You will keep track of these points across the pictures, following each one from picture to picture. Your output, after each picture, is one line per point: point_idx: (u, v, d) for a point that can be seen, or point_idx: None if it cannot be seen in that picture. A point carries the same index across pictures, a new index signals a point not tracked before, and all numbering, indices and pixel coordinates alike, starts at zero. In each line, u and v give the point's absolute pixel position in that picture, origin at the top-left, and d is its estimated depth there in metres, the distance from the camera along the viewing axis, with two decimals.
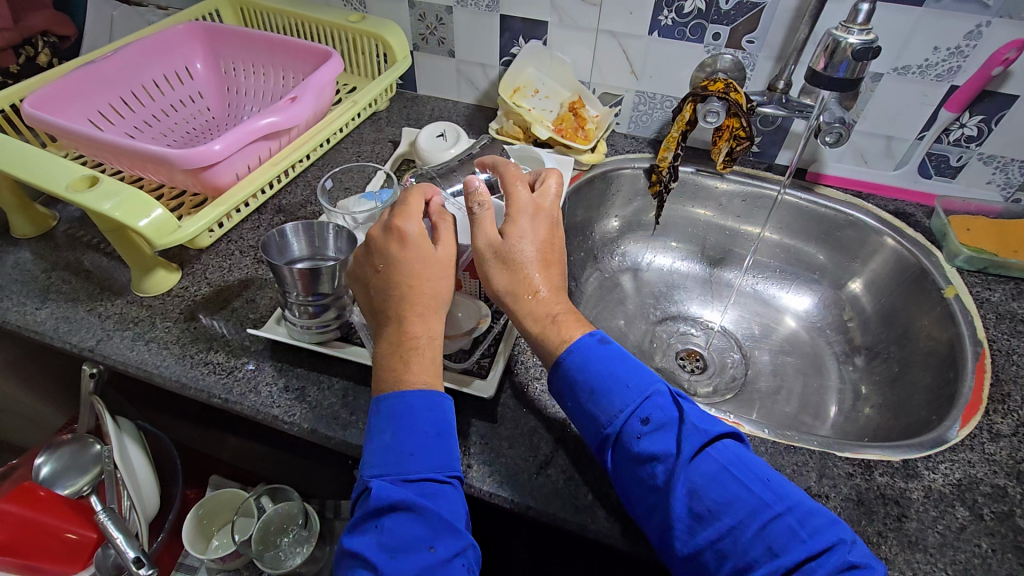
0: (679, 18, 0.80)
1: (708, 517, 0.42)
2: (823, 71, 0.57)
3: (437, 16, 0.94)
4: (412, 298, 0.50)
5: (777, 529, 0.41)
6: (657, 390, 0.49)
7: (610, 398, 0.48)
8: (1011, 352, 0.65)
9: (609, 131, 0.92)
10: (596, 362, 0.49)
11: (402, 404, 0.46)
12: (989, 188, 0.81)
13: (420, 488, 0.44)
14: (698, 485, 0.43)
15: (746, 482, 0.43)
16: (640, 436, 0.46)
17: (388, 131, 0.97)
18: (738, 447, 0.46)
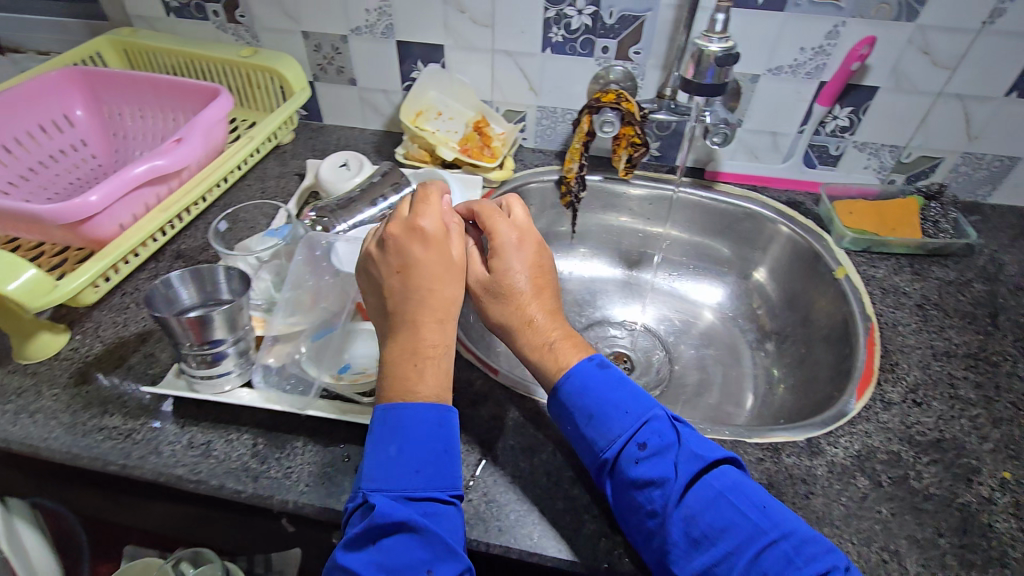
0: (568, 34, 0.83)
1: (704, 543, 0.43)
2: (694, 78, 0.60)
3: (332, 46, 0.93)
4: (414, 312, 0.52)
5: (770, 557, 0.42)
6: (654, 415, 0.50)
7: (608, 424, 0.50)
8: (896, 324, 0.69)
9: (515, 147, 0.94)
10: (594, 387, 0.51)
11: (405, 416, 0.48)
12: (866, 172, 0.87)
13: (419, 505, 0.45)
14: (695, 509, 0.45)
15: (740, 509, 0.44)
16: (636, 461, 0.47)
17: (294, 164, 0.95)
18: (735, 472, 0.47)
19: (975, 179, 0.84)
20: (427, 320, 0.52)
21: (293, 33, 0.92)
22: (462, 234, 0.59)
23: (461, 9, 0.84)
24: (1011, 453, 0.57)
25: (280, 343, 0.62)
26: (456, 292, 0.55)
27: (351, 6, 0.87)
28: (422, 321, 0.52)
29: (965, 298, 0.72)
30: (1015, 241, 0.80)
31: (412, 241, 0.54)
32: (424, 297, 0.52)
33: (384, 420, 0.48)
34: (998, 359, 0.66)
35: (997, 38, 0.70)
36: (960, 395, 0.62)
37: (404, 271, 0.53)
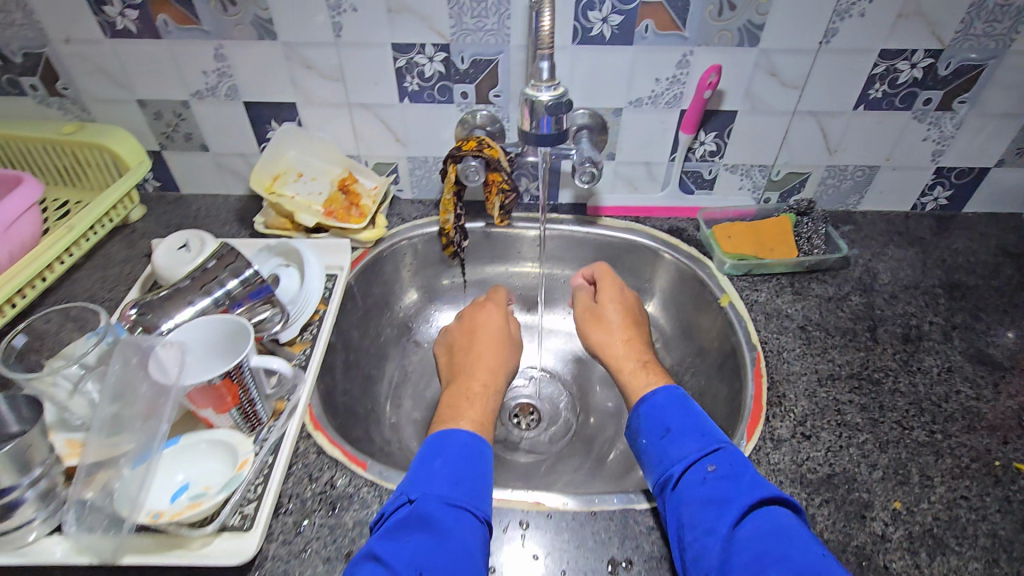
0: (424, 82, 0.78)
1: (752, 566, 0.45)
2: (530, 128, 0.63)
3: (174, 112, 0.85)
4: (486, 355, 0.73)
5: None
6: (728, 447, 0.54)
7: (683, 443, 0.55)
8: (781, 350, 0.68)
9: (388, 200, 0.89)
10: (668, 415, 0.59)
11: (454, 440, 0.57)
12: (741, 193, 0.87)
13: (455, 512, 0.51)
14: (752, 534, 0.47)
15: (797, 545, 0.45)
16: (704, 479, 0.52)
17: (144, 244, 0.86)
18: (796, 519, 0.48)
19: (842, 190, 0.86)
20: (482, 372, 0.70)
21: (126, 101, 0.83)
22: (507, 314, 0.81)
23: (307, 64, 0.78)
24: (901, 479, 0.55)
25: (99, 473, 0.52)
26: (506, 347, 0.75)
27: (185, 69, 0.80)
28: (477, 372, 0.70)
29: (844, 313, 0.72)
30: (886, 248, 0.82)
31: (492, 314, 0.79)
32: (474, 356, 0.73)
33: (447, 438, 0.58)
34: (879, 376, 0.65)
35: (836, 55, 0.71)
36: (847, 420, 0.60)
37: (471, 335, 0.76)
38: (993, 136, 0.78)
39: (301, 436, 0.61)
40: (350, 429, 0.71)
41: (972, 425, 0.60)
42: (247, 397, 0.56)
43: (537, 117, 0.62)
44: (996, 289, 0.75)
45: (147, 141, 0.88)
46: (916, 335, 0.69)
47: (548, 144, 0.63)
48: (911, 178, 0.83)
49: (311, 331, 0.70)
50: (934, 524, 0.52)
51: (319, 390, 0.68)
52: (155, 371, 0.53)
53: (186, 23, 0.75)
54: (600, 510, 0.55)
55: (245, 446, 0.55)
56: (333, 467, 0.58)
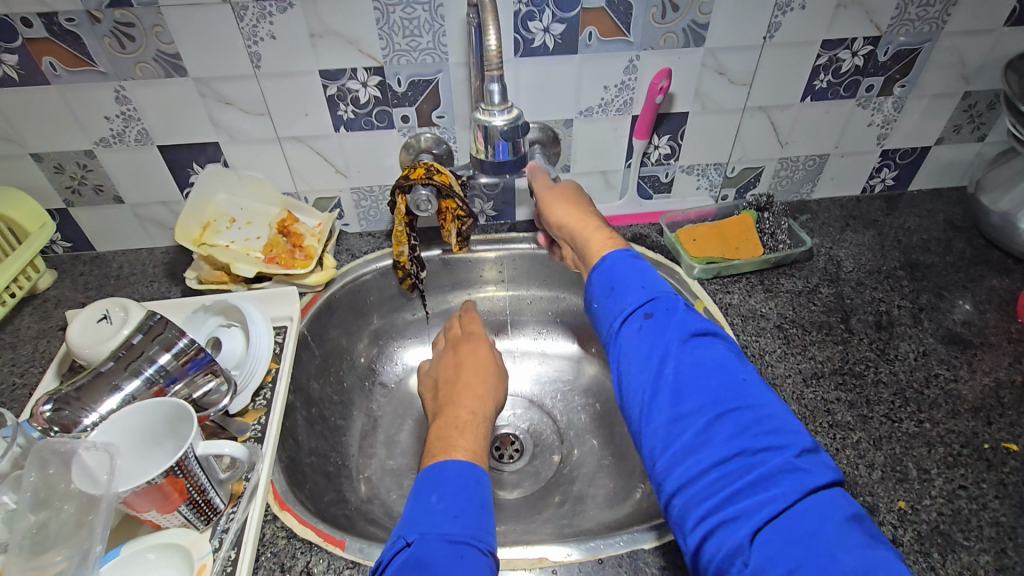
0: (359, 109, 0.73)
1: (671, 402, 0.46)
2: (486, 155, 0.59)
3: (77, 163, 0.75)
4: (472, 383, 0.66)
5: (727, 420, 0.43)
6: (667, 294, 0.53)
7: (624, 296, 0.53)
8: (763, 354, 0.66)
9: (334, 237, 0.83)
10: (617, 270, 0.55)
11: (450, 470, 0.51)
12: (699, 193, 0.86)
13: (458, 548, 0.45)
14: (678, 369, 0.47)
15: (718, 379, 0.46)
16: (640, 327, 0.51)
17: (59, 315, 0.76)
18: (727, 354, 0.48)
19: (795, 180, 0.86)
20: (467, 400, 0.63)
21: (18, 157, 0.73)
22: (480, 343, 0.73)
23: (225, 99, 0.71)
24: (900, 476, 0.54)
25: None
26: (487, 375, 0.67)
27: (85, 116, 0.71)
28: (465, 400, 0.63)
29: (817, 307, 0.71)
30: (844, 233, 0.82)
31: (477, 346, 0.72)
32: (457, 383, 0.66)
33: (443, 468, 0.52)
34: (861, 368, 0.64)
35: (780, 49, 0.71)
36: (838, 420, 0.59)
37: (457, 366, 0.69)
38: (931, 115, 0.79)
39: (266, 519, 0.54)
40: (321, 496, 0.65)
41: (956, 409, 0.60)
42: (196, 487, 0.48)
43: (492, 142, 0.58)
44: (952, 265, 0.77)
45: (49, 199, 0.78)
46: (888, 321, 0.69)
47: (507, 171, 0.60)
48: (859, 162, 0.84)
49: (264, 395, 0.63)
50: (940, 520, 0.51)
51: (281, 461, 0.61)
52: (81, 484, 0.46)
53: (79, 65, 0.66)
54: (609, 556, 0.51)
55: (200, 547, 0.49)
56: (307, 551, 0.52)
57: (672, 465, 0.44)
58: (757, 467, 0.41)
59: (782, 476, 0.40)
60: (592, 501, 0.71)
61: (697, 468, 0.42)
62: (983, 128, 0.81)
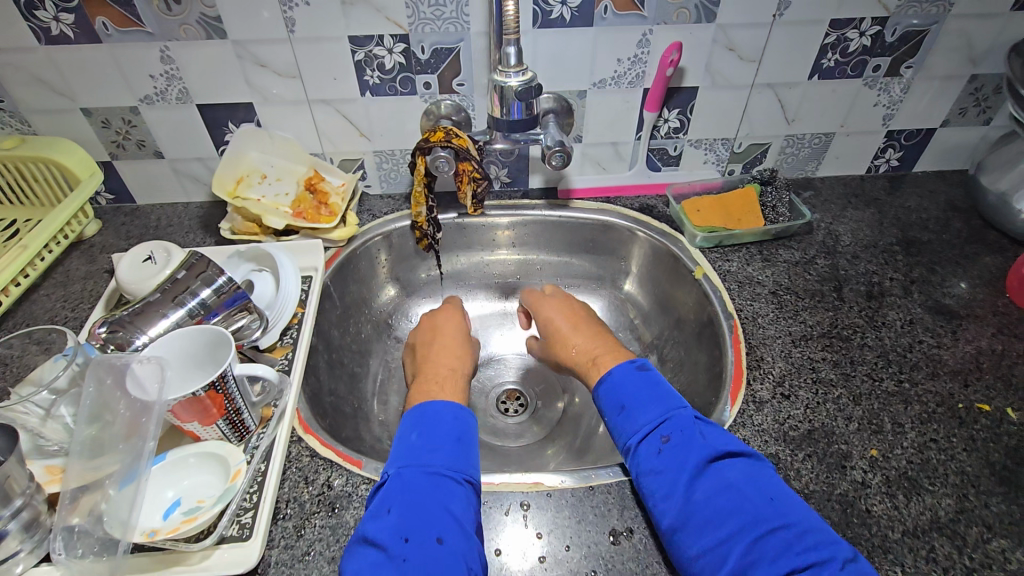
0: (385, 75, 0.77)
1: (710, 526, 0.47)
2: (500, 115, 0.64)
3: (123, 119, 0.81)
4: (445, 345, 0.72)
5: (772, 540, 0.45)
6: (678, 413, 0.56)
7: (637, 417, 0.57)
8: (756, 316, 0.70)
9: (357, 197, 0.87)
10: (624, 386, 0.60)
11: (430, 411, 0.57)
12: (707, 166, 0.89)
13: (437, 478, 0.51)
14: (709, 493, 0.49)
15: (749, 497, 0.48)
16: (659, 451, 0.53)
17: (104, 259, 0.82)
18: (750, 467, 0.51)
19: (801, 158, 0.89)
20: (445, 361, 0.69)
21: (70, 111, 0.79)
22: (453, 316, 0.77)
23: (261, 62, 0.76)
24: (875, 428, 0.59)
25: (85, 497, 0.50)
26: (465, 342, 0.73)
27: (132, 74, 0.76)
28: (442, 360, 0.69)
29: (812, 276, 0.75)
30: (845, 210, 0.85)
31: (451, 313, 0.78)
32: (432, 346, 0.72)
33: (415, 411, 0.58)
34: (849, 333, 0.68)
35: (789, 28, 0.73)
36: (822, 377, 0.63)
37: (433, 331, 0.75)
38: (937, 97, 0.81)
39: (292, 440, 0.60)
40: (340, 430, 0.71)
41: (936, 372, 0.63)
42: (233, 407, 0.55)
43: (507, 103, 0.64)
44: (948, 242, 0.80)
45: (96, 151, 0.84)
46: (879, 292, 0.73)
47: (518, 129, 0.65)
48: (863, 142, 0.87)
49: (291, 334, 0.69)
50: (908, 467, 0.55)
51: (305, 393, 0.67)
52: (132, 390, 0.52)
53: (129, 25, 0.71)
54: (599, 484, 0.56)
55: (236, 456, 0.54)
56: (328, 468, 0.57)
57: None
58: None
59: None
60: (589, 450, 0.76)
61: None
62: (988, 111, 0.83)
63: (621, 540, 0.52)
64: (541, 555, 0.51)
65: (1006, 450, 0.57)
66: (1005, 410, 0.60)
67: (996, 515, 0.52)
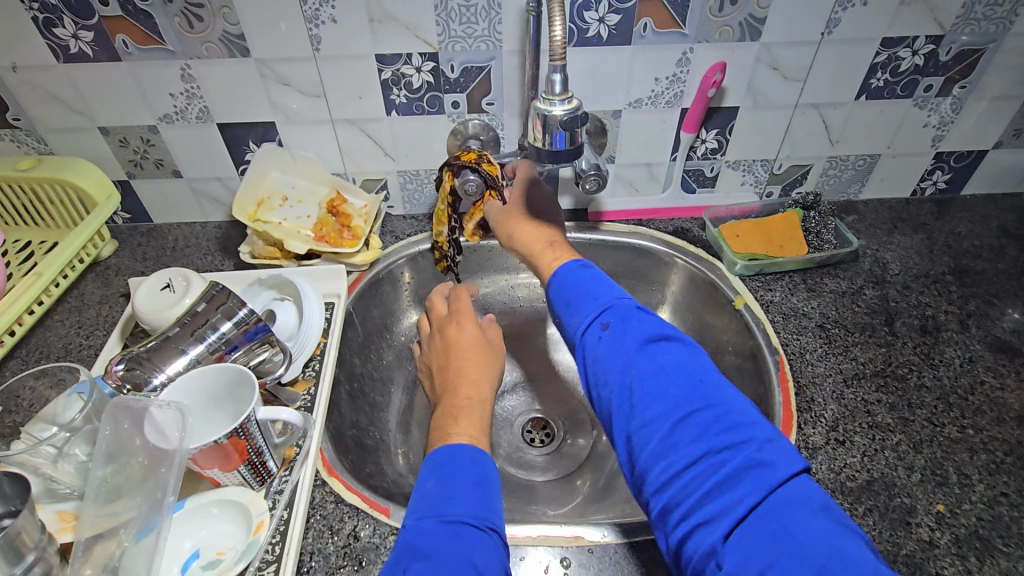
0: (412, 94, 0.74)
1: (639, 408, 0.46)
2: (544, 144, 0.59)
3: (141, 138, 0.78)
4: (464, 364, 0.66)
5: (694, 420, 0.44)
6: (620, 302, 0.53)
7: (581, 311, 0.54)
8: (803, 352, 0.66)
9: (381, 219, 0.84)
10: (570, 283, 0.56)
11: (447, 456, 0.53)
12: (744, 188, 0.85)
13: (457, 528, 0.47)
14: (639, 376, 0.47)
15: (679, 379, 0.46)
16: (599, 338, 0.51)
17: (120, 282, 0.80)
18: (685, 353, 0.49)
19: (843, 180, 0.85)
20: (462, 384, 0.63)
21: (87, 130, 0.77)
22: (466, 322, 0.71)
23: (284, 81, 0.73)
24: (940, 480, 0.54)
25: (97, 546, 0.48)
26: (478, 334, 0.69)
27: (152, 93, 0.74)
28: (459, 384, 0.63)
29: (861, 308, 0.71)
30: (892, 236, 0.81)
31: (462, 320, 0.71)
32: (451, 369, 0.66)
33: (433, 457, 0.53)
34: (904, 371, 0.64)
35: (838, 46, 0.69)
36: (878, 421, 0.59)
37: (447, 351, 0.69)
38: (991, 118, 0.77)
39: (315, 484, 0.56)
40: (363, 467, 0.67)
41: (1001, 417, 0.59)
42: (255, 450, 0.51)
43: (551, 131, 0.59)
44: (1004, 272, 0.75)
45: (113, 170, 0.82)
46: (934, 326, 0.68)
47: (565, 159, 0.60)
48: (911, 164, 0.83)
49: (314, 367, 0.65)
50: (979, 525, 0.51)
51: (328, 430, 0.64)
52: (153, 438, 0.49)
53: (149, 43, 0.69)
54: (644, 539, 0.52)
55: (257, 504, 0.51)
56: (354, 515, 0.54)
57: (646, 466, 0.44)
58: (724, 466, 0.41)
59: (745, 473, 0.40)
60: (623, 488, 0.73)
61: (670, 470, 0.42)
62: None
63: None
64: None
65: None
66: None
67: None
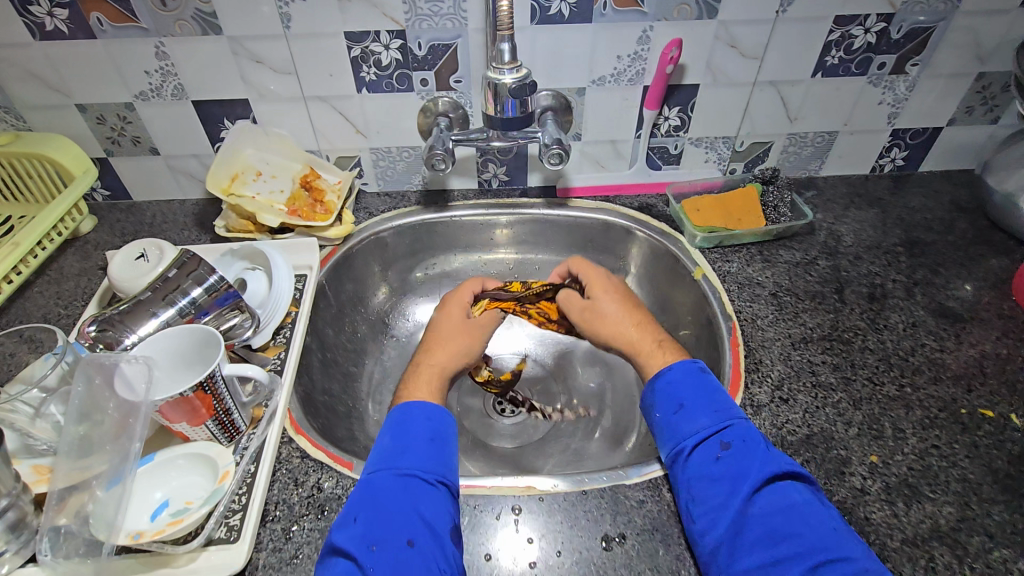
0: (381, 71, 0.76)
1: (763, 544, 0.45)
2: (495, 112, 0.65)
3: (118, 116, 0.80)
4: (441, 343, 0.67)
5: (827, 572, 0.42)
6: (741, 424, 0.53)
7: (696, 417, 0.53)
8: (755, 318, 0.69)
9: (354, 194, 0.87)
10: (683, 385, 0.56)
11: (404, 414, 0.56)
12: (708, 165, 0.88)
13: (406, 480, 0.50)
14: (765, 511, 0.46)
15: (811, 525, 0.45)
16: (718, 457, 0.50)
17: (99, 257, 0.82)
18: (813, 495, 0.48)
19: (803, 157, 0.88)
20: (429, 353, 0.66)
21: (65, 107, 0.79)
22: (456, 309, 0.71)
23: (256, 58, 0.75)
24: (875, 433, 0.57)
25: (72, 498, 0.49)
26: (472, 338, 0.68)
27: (127, 70, 0.75)
28: (430, 354, 0.66)
29: (813, 277, 0.74)
30: (848, 210, 0.84)
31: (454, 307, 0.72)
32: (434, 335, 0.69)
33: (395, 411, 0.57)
34: (850, 335, 0.67)
35: (792, 25, 0.72)
36: (822, 381, 0.62)
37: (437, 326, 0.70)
38: (944, 95, 0.80)
39: (282, 441, 0.59)
40: (333, 430, 0.70)
41: (938, 376, 0.62)
42: (222, 407, 0.54)
43: (502, 100, 0.64)
44: (953, 244, 0.78)
45: (92, 148, 0.84)
46: (881, 294, 0.72)
47: (514, 126, 0.66)
48: (868, 141, 0.85)
49: (284, 334, 0.68)
50: (909, 473, 0.54)
51: (297, 393, 0.66)
52: (121, 392, 0.51)
53: (123, 21, 0.71)
54: (592, 488, 0.55)
55: (225, 457, 0.53)
56: (319, 469, 0.57)
57: None
58: None
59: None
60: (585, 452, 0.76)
61: None
62: (996, 110, 0.81)
63: (613, 546, 0.51)
64: (531, 561, 0.50)
65: (1010, 457, 0.55)
66: (1009, 416, 0.58)
67: (999, 524, 0.51)
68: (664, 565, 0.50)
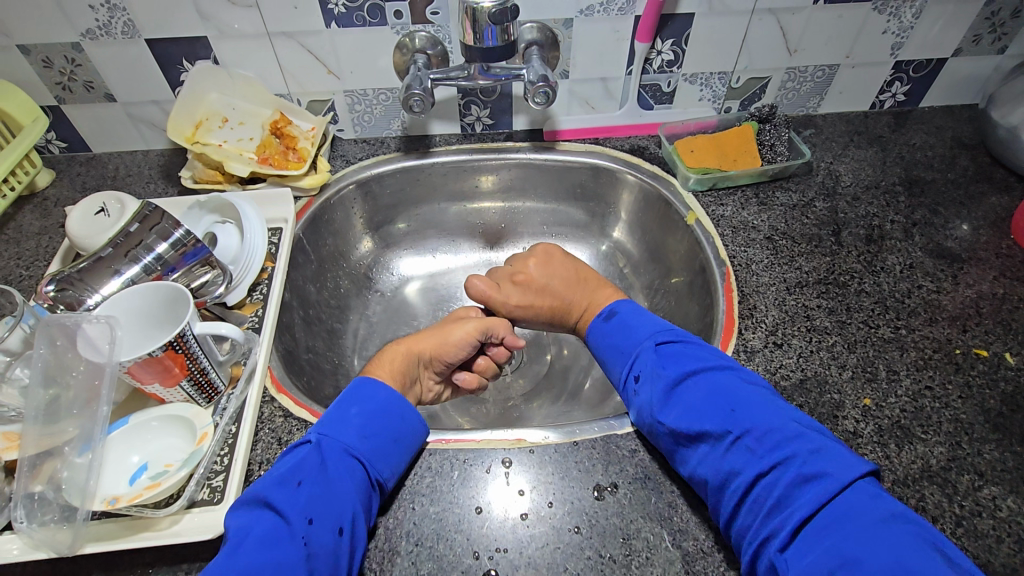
0: (350, 3, 0.70)
1: (686, 450, 0.48)
2: (474, 41, 0.62)
3: (65, 57, 0.73)
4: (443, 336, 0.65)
5: (737, 452, 0.45)
6: (641, 347, 0.55)
7: (614, 366, 0.56)
8: (750, 263, 0.67)
9: (329, 141, 0.82)
10: (599, 338, 0.59)
11: (370, 392, 0.53)
12: (702, 104, 0.84)
13: (353, 466, 0.47)
14: (674, 420, 0.49)
15: (711, 414, 0.47)
16: (635, 391, 0.53)
17: (59, 213, 0.77)
18: (715, 381, 0.49)
19: (802, 93, 0.83)
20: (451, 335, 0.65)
21: (5, 49, 0.72)
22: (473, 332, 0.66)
23: None
24: (870, 375, 0.57)
25: (46, 464, 0.47)
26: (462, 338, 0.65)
27: (69, 5, 0.68)
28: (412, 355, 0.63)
29: (810, 220, 0.71)
30: (847, 148, 0.81)
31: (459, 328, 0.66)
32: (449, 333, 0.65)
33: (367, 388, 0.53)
34: (846, 279, 0.65)
35: None
36: (817, 324, 0.61)
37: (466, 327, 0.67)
38: (951, 23, 0.75)
39: (264, 400, 0.57)
40: (319, 388, 0.68)
41: (934, 317, 0.61)
42: (198, 366, 0.52)
43: (480, 27, 0.61)
44: (953, 182, 0.76)
45: (41, 95, 0.77)
46: (879, 235, 0.69)
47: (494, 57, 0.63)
48: (870, 74, 0.81)
49: (261, 290, 0.65)
50: (902, 415, 0.54)
51: (278, 351, 0.64)
52: (84, 351, 0.49)
53: None
54: (583, 438, 0.54)
55: (202, 418, 0.52)
56: (302, 428, 0.55)
57: (717, 504, 0.46)
58: (775, 485, 0.43)
59: (801, 488, 0.42)
60: (576, 404, 0.75)
61: (733, 504, 0.44)
62: (1005, 38, 0.77)
63: (605, 495, 0.51)
64: (523, 512, 0.50)
65: (1002, 396, 0.55)
66: (1003, 354, 0.58)
67: (989, 462, 0.51)
68: (657, 513, 0.50)
